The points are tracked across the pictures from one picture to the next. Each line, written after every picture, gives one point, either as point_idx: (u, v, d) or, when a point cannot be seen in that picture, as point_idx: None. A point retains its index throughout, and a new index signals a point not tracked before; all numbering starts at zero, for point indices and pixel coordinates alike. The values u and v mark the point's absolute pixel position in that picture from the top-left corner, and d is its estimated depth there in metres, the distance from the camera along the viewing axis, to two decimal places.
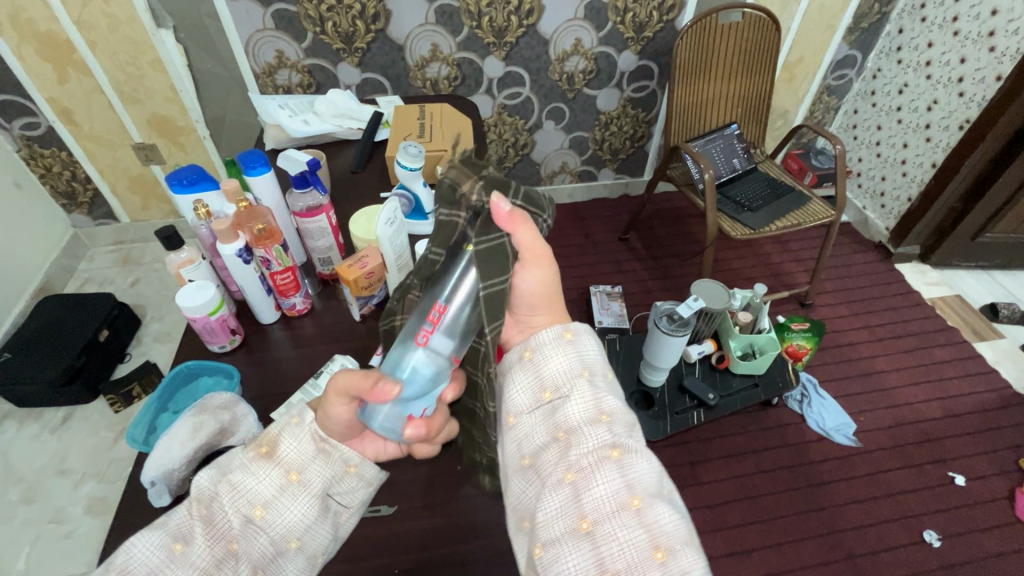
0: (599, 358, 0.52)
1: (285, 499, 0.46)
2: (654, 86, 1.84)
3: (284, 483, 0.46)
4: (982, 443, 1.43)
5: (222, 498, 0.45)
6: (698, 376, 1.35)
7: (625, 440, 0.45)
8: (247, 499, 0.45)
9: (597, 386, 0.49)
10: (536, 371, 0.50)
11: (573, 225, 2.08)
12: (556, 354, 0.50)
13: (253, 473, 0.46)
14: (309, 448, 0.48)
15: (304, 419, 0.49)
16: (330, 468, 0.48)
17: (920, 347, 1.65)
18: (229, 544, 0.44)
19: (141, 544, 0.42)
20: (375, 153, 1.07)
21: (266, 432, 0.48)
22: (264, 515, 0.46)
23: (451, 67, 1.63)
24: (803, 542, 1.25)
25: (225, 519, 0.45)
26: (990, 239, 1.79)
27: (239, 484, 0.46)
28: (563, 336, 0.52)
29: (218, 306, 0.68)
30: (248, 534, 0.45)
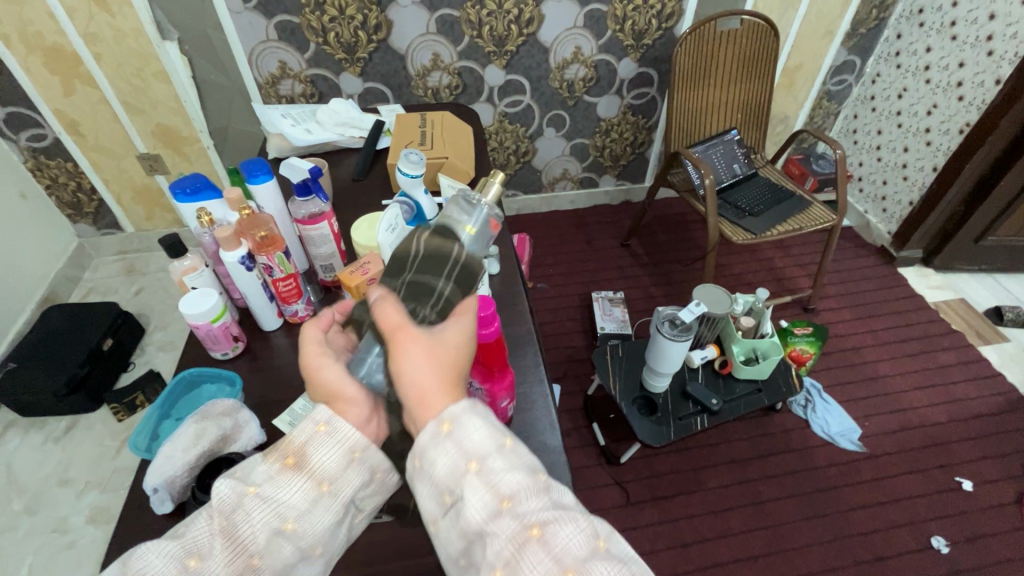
0: (491, 424, 0.43)
1: (312, 510, 0.43)
2: (654, 93, 1.85)
3: (310, 494, 0.43)
4: (989, 448, 1.42)
5: (245, 513, 0.41)
6: (700, 381, 1.34)
7: (536, 511, 0.39)
8: (276, 511, 0.42)
9: (493, 465, 0.41)
10: (427, 474, 0.42)
11: (574, 231, 2.09)
12: (436, 455, 0.41)
13: (277, 486, 0.43)
14: (338, 458, 0.44)
15: (332, 426, 0.45)
16: (359, 477, 0.45)
17: (924, 351, 1.65)
18: (251, 560, 0.41)
19: (158, 555, 0.41)
20: (376, 161, 1.08)
21: (288, 440, 0.44)
22: (295, 528, 0.43)
23: (452, 76, 1.64)
24: (809, 549, 1.24)
25: (249, 534, 0.41)
26: (993, 243, 1.78)
27: (263, 498, 0.42)
28: (439, 429, 0.42)
29: (221, 313, 0.68)
30: (273, 547, 0.42)
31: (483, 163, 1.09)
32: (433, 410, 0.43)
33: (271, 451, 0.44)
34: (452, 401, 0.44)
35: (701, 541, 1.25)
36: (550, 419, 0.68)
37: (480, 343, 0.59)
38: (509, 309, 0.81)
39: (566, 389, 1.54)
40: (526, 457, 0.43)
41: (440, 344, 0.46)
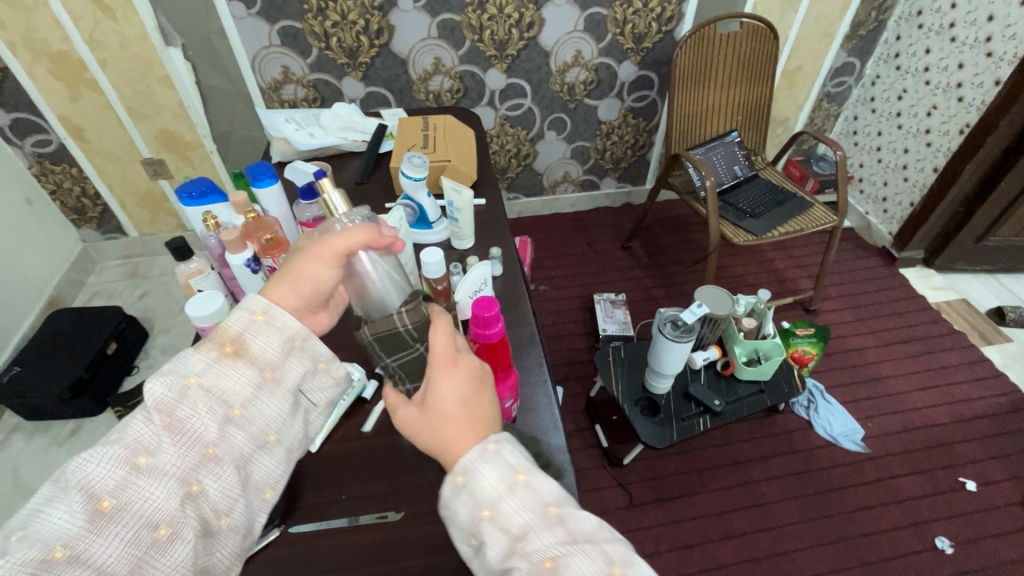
0: (503, 462, 0.43)
1: (258, 396, 0.47)
2: (654, 96, 1.85)
3: (255, 381, 0.47)
4: (992, 448, 1.42)
5: (190, 405, 0.43)
6: (703, 382, 1.35)
7: (548, 547, 0.40)
8: (222, 401, 0.45)
9: (505, 507, 0.42)
10: (453, 522, 0.43)
11: (575, 234, 2.10)
12: (456, 505, 0.43)
13: (223, 378, 0.45)
14: (279, 345, 0.48)
15: (270, 316, 0.48)
16: (301, 364, 0.50)
17: (926, 352, 1.65)
18: (204, 449, 0.44)
19: (98, 462, 0.40)
20: (379, 165, 1.09)
21: (223, 332, 0.47)
22: (241, 413, 0.46)
23: (454, 80, 1.65)
24: (813, 550, 1.24)
25: (199, 424, 0.44)
26: (994, 243, 1.78)
27: (205, 387, 0.45)
28: (454, 482, 0.43)
29: (227, 315, 0.68)
30: (228, 434, 0.45)
31: (485, 166, 1.10)
32: (456, 455, 0.44)
33: (206, 344, 0.46)
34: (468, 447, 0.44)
35: (705, 542, 1.25)
36: (553, 418, 0.68)
37: (481, 343, 0.60)
38: (511, 310, 0.81)
39: (569, 391, 1.55)
40: (540, 489, 0.43)
41: (432, 414, 0.45)
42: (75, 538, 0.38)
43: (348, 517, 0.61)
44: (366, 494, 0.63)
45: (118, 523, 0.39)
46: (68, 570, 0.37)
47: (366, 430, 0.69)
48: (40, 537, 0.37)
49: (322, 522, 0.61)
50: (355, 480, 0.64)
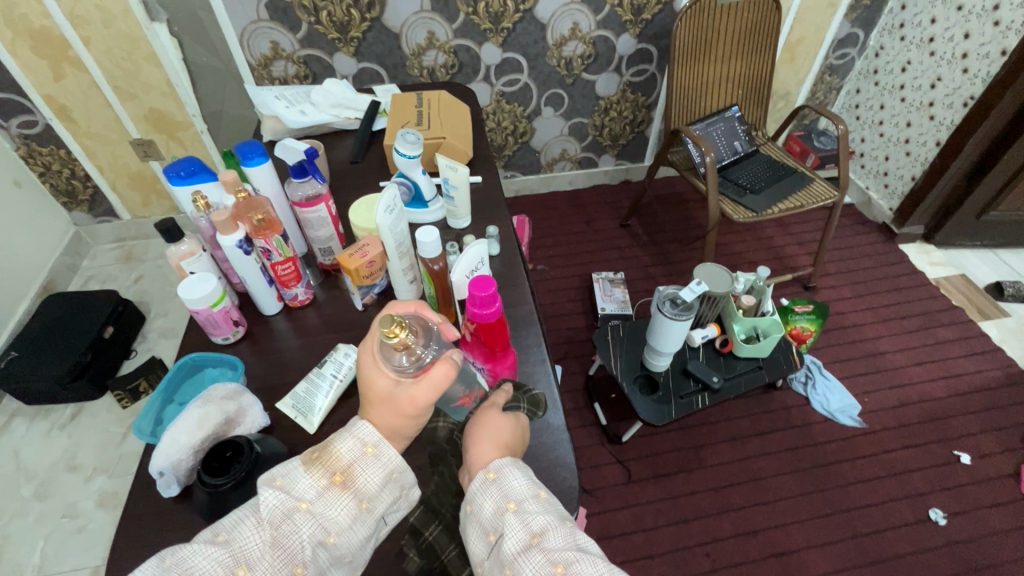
0: (530, 478, 0.52)
1: (353, 524, 0.49)
2: (653, 70, 1.82)
3: (352, 508, 0.49)
4: (987, 422, 1.43)
5: (295, 526, 0.47)
6: (701, 360, 1.35)
7: (562, 548, 0.46)
8: (322, 525, 0.47)
9: (528, 508, 0.49)
10: (478, 517, 0.50)
11: (574, 212, 2.08)
12: (483, 499, 0.50)
13: (327, 502, 0.48)
14: (380, 477, 0.50)
15: (378, 449, 0.51)
16: (393, 496, 0.51)
17: (924, 328, 1.65)
18: (295, 568, 0.46)
19: (203, 559, 0.44)
20: (373, 143, 1.07)
21: (336, 458, 0.50)
22: (334, 539, 0.48)
23: (448, 55, 1.61)
24: (808, 522, 1.26)
25: (298, 544, 0.46)
26: (994, 218, 1.77)
27: (313, 512, 0.47)
28: (486, 477, 0.51)
29: (220, 297, 0.67)
30: (317, 555, 0.47)
31: (480, 144, 1.07)
32: (484, 460, 0.53)
33: (320, 466, 0.49)
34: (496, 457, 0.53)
35: (701, 517, 1.27)
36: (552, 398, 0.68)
37: (479, 322, 0.56)
38: (509, 290, 0.80)
39: (567, 370, 1.55)
40: (557, 507, 0.50)
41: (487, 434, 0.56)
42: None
43: None
44: None
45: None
46: None
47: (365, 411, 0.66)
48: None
49: None
50: None
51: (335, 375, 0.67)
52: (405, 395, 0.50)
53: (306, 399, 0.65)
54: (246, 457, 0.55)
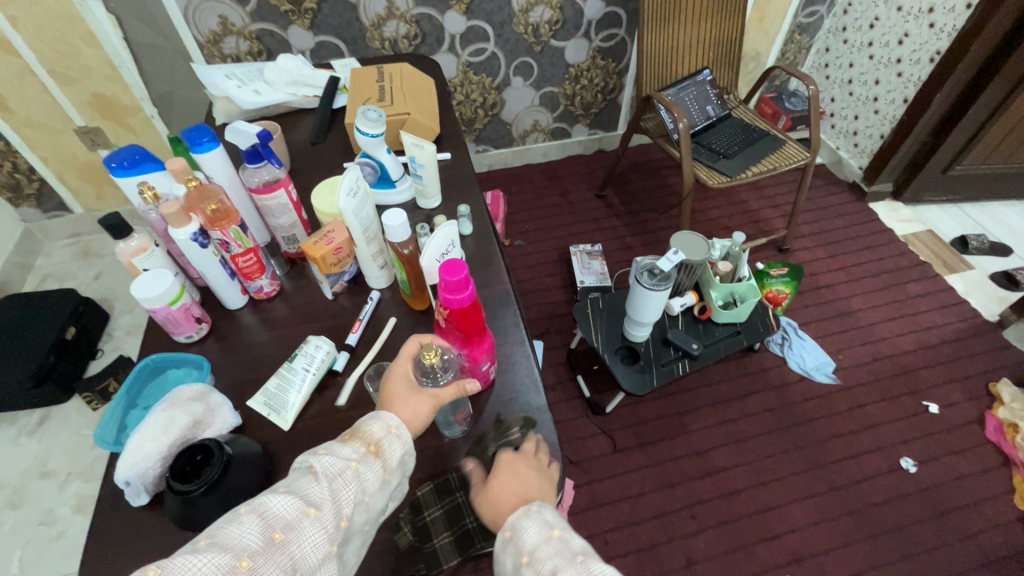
0: (542, 519, 0.51)
1: (381, 489, 0.50)
2: (622, 34, 1.78)
3: (385, 474, 0.51)
4: (953, 371, 1.48)
5: (345, 483, 0.48)
6: (681, 328, 1.36)
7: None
8: (362, 486, 0.49)
9: (541, 556, 0.48)
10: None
11: (548, 185, 2.05)
12: (503, 558, 0.50)
13: (368, 467, 0.50)
14: (407, 451, 0.52)
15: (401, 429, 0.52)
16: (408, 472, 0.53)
17: (894, 284, 1.69)
18: (342, 522, 0.47)
19: (276, 502, 0.44)
20: (335, 122, 1.02)
21: (368, 432, 0.51)
22: (367, 501, 0.49)
23: (410, 25, 1.55)
24: (788, 479, 1.30)
25: (346, 499, 0.47)
26: (960, 172, 1.80)
27: (357, 472, 0.49)
28: (504, 535, 0.51)
29: (179, 294, 0.63)
30: (355, 515, 0.48)
31: (447, 118, 1.03)
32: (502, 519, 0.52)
33: (355, 438, 0.51)
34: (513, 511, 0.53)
35: (686, 481, 1.30)
36: (533, 379, 0.66)
37: (452, 308, 0.54)
38: (485, 270, 0.78)
39: (549, 344, 1.55)
40: (572, 542, 0.49)
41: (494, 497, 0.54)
42: (252, 553, 0.41)
43: None
44: None
45: (280, 559, 0.42)
46: None
47: (341, 404, 0.64)
48: (229, 545, 0.40)
49: None
50: None
51: (307, 370, 0.64)
52: (429, 390, 0.55)
53: (277, 395, 0.63)
54: (217, 459, 0.52)
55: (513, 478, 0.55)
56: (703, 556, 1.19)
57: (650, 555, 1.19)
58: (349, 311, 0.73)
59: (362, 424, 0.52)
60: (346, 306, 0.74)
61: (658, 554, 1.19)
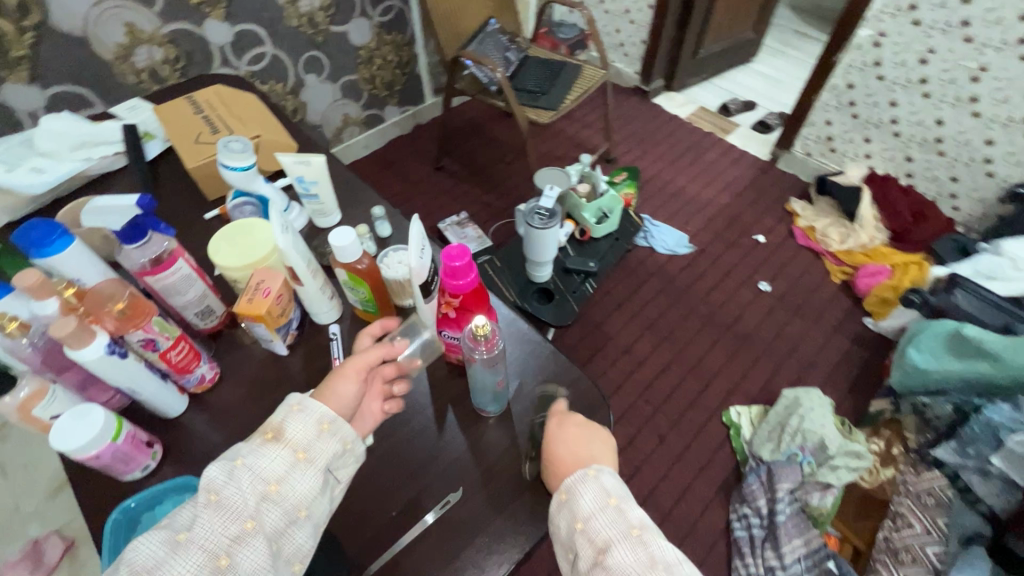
0: (600, 486, 0.51)
1: (292, 474, 0.45)
2: (398, 4, 1.77)
3: (292, 458, 0.46)
4: (763, 206, 1.87)
5: (235, 482, 0.44)
6: (573, 253, 1.50)
7: (628, 565, 0.46)
8: (260, 477, 0.45)
9: (596, 524, 0.49)
10: (557, 535, 0.51)
11: (384, 173, 1.98)
12: (558, 519, 0.51)
13: (260, 457, 0.45)
14: (306, 428, 0.47)
15: (305, 403, 0.48)
16: (332, 445, 0.48)
17: (698, 157, 2.03)
18: (245, 522, 0.43)
19: (148, 539, 0.41)
20: (161, 174, 0.85)
21: (268, 422, 0.48)
22: (276, 488, 0.45)
23: (166, 47, 1.36)
24: (696, 337, 1.54)
25: (238, 496, 0.43)
26: (705, 54, 2.20)
27: (252, 466, 0.45)
28: (560, 498, 0.52)
29: (118, 424, 0.51)
30: (262, 511, 0.44)
31: (293, 130, 0.93)
32: (558, 481, 0.53)
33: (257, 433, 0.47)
34: (568, 473, 0.53)
35: (628, 377, 1.46)
36: (532, 337, 0.69)
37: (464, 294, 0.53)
38: None
39: None
40: (629, 514, 0.49)
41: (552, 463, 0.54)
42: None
43: (416, 524, 0.54)
44: (409, 495, 0.56)
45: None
46: None
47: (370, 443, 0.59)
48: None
49: (384, 556, 0.53)
50: (383, 496, 0.56)
51: None
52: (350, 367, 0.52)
53: None
54: None
55: (569, 445, 0.55)
56: (668, 427, 1.36)
57: (632, 448, 1.33)
58: (314, 357, 0.66)
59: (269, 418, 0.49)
60: (307, 354, 0.67)
61: (637, 445, 1.33)
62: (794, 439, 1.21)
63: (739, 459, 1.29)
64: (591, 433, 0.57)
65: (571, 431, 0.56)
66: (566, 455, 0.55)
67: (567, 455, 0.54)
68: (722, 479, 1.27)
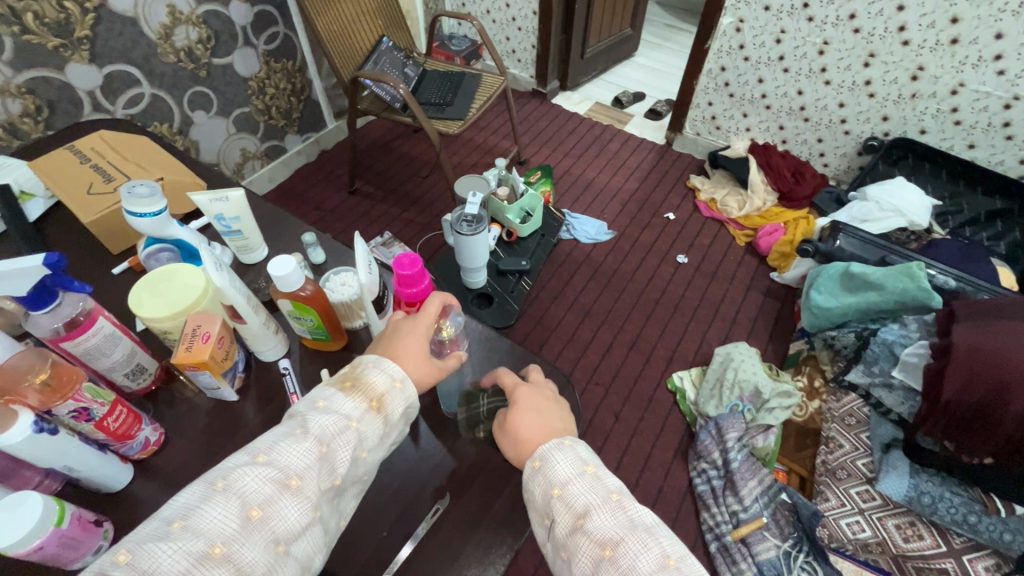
0: (575, 455, 0.52)
1: (378, 444, 0.51)
2: (283, 30, 1.72)
3: (384, 429, 0.51)
4: (667, 186, 2.01)
5: (343, 446, 0.47)
6: (504, 255, 1.54)
7: (609, 527, 0.47)
8: (359, 441, 0.49)
9: (575, 489, 0.50)
10: (532, 503, 0.52)
11: (296, 205, 1.89)
12: (533, 486, 0.52)
13: (367, 423, 0.49)
14: (402, 407, 0.52)
15: (405, 382, 0.52)
16: (404, 424, 0.53)
17: (602, 149, 2.15)
18: (337, 482, 0.47)
19: (254, 476, 0.43)
20: (49, 237, 0.77)
21: (370, 385, 0.51)
22: (365, 455, 0.49)
23: (23, 98, 1.22)
24: (631, 315, 1.63)
25: (344, 459, 0.47)
26: (592, 53, 2.34)
27: (357, 431, 0.49)
28: (534, 465, 0.52)
29: (61, 507, 0.46)
30: (351, 472, 0.48)
31: (196, 170, 0.88)
32: (528, 450, 0.53)
33: (356, 392, 0.50)
34: (540, 441, 0.54)
35: (577, 364, 1.51)
36: (487, 336, 0.72)
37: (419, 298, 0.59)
38: None
39: None
40: (607, 480, 0.51)
41: (513, 431, 0.54)
42: (230, 537, 0.40)
43: (408, 540, 0.55)
44: (398, 513, 0.57)
45: (261, 535, 0.41)
46: (255, 531, 0.41)
47: None
48: (201, 531, 0.40)
49: (388, 570, 0.53)
50: (370, 520, 0.56)
51: None
52: (435, 363, 0.55)
53: None
54: None
55: (538, 413, 0.56)
56: (621, 405, 1.43)
57: (593, 431, 1.37)
58: (268, 399, 0.63)
59: (365, 376, 0.51)
60: (259, 396, 0.63)
61: (596, 427, 1.38)
62: (733, 391, 1.31)
63: (689, 421, 1.38)
64: (557, 407, 0.58)
65: (535, 401, 0.57)
66: (530, 423, 0.55)
67: (534, 427, 0.54)
68: (677, 441, 1.35)
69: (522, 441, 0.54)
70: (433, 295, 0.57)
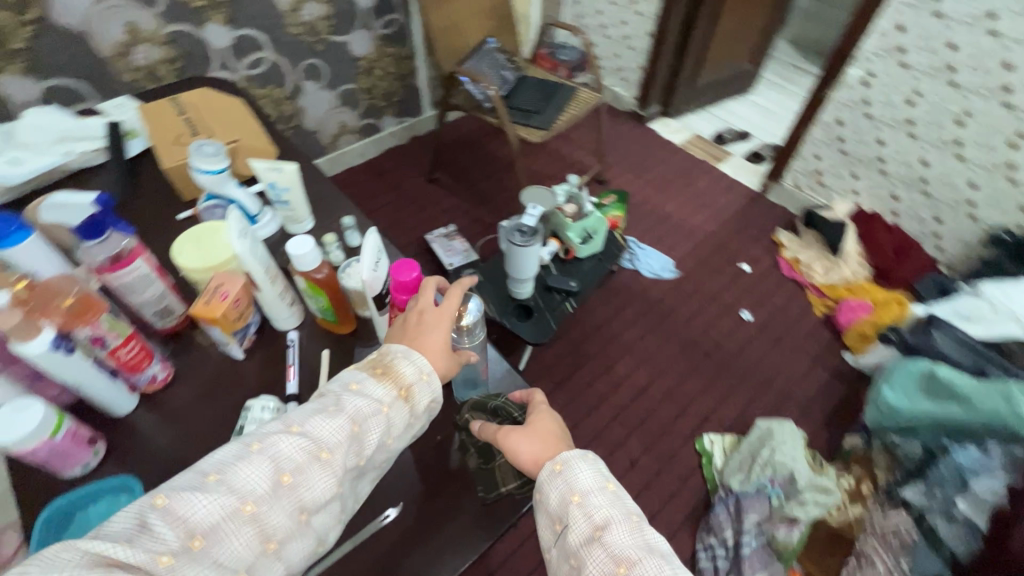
0: (597, 470, 0.53)
1: (403, 432, 0.52)
2: (400, 18, 1.80)
3: (410, 418, 0.52)
4: (750, 235, 1.88)
5: (372, 428, 0.49)
6: (556, 272, 1.51)
7: (626, 545, 0.47)
8: (387, 426, 0.51)
9: (596, 500, 0.50)
10: (545, 505, 0.52)
11: (377, 183, 1.99)
12: (550, 488, 0.52)
13: (396, 409, 0.51)
14: (427, 399, 0.53)
15: (432, 376, 0.54)
16: (429, 416, 0.55)
17: (688, 183, 2.05)
18: (361, 461, 0.49)
19: (289, 443, 0.45)
20: (139, 174, 0.86)
21: (400, 375, 0.52)
22: (389, 441, 0.51)
23: (164, 47, 1.38)
24: (677, 361, 1.54)
25: (371, 441, 0.49)
26: (702, 83, 2.24)
27: (386, 417, 0.50)
28: (554, 468, 0.52)
29: (60, 419, 0.51)
30: (373, 455, 0.50)
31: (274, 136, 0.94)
32: (551, 454, 0.54)
33: (387, 378, 0.52)
34: (560, 450, 0.55)
35: (605, 399, 1.45)
36: None
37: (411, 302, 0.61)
38: None
39: None
40: (626, 501, 0.51)
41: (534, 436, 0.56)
42: (261, 497, 0.43)
43: (351, 538, 0.59)
44: None
45: (287, 500, 0.44)
46: (282, 496, 0.44)
47: None
48: (235, 488, 0.42)
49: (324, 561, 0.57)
50: None
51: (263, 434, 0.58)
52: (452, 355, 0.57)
53: None
54: None
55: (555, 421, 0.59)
56: (640, 452, 1.35)
57: None
58: (270, 363, 0.66)
59: (395, 365, 0.53)
60: (265, 358, 0.67)
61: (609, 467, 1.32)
62: (764, 471, 1.20)
63: (709, 488, 1.28)
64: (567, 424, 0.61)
65: (552, 420, 0.59)
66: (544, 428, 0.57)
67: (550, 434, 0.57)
68: (691, 507, 1.26)
69: (541, 443, 0.55)
70: (455, 287, 0.60)
